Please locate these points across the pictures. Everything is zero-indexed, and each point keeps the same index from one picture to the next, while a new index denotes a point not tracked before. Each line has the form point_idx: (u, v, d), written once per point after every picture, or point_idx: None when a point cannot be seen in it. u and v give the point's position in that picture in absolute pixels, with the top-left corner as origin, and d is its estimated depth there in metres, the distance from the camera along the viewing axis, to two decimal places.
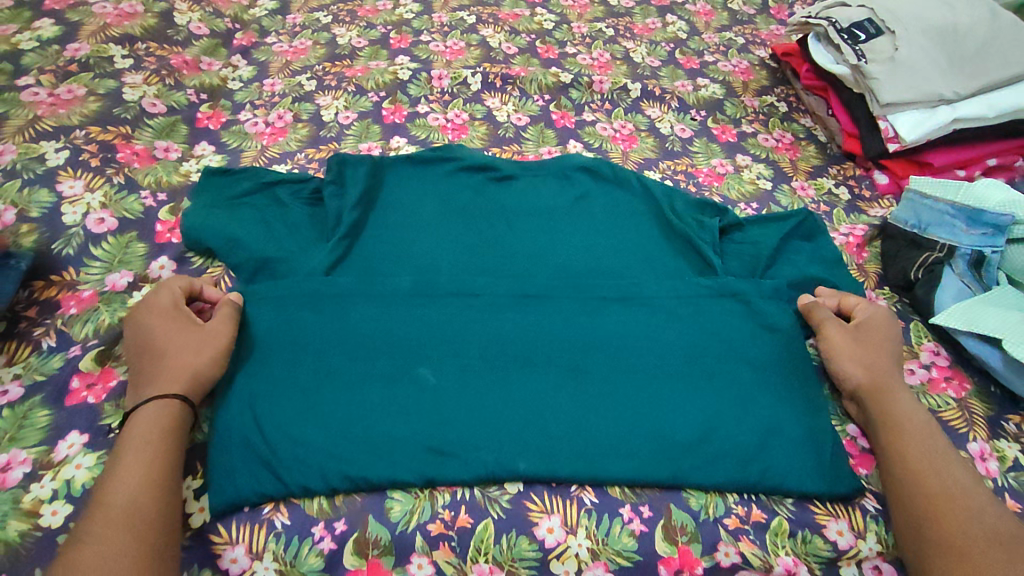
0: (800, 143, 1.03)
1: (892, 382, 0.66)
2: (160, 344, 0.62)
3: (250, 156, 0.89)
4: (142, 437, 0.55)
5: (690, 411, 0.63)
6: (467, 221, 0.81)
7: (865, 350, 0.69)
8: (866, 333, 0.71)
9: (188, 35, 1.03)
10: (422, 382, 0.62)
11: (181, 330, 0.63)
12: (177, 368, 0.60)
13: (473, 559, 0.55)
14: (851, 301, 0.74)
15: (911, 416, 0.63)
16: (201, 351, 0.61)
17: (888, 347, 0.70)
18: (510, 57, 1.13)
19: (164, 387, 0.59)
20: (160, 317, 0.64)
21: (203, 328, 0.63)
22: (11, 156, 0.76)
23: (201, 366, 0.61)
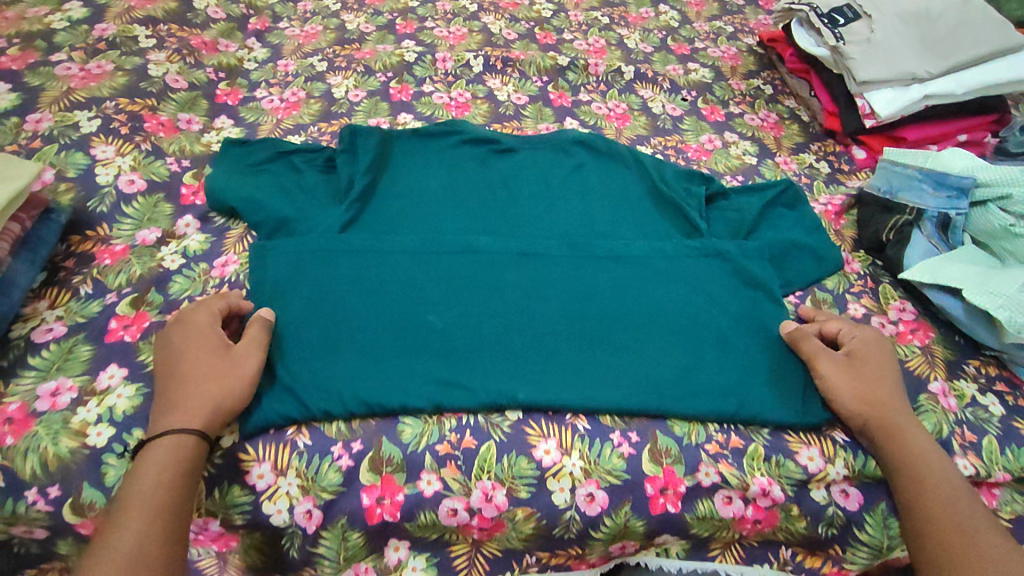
0: (784, 123, 1.09)
1: (899, 414, 0.63)
2: (186, 366, 0.59)
3: (267, 129, 0.95)
4: (152, 475, 0.52)
5: (676, 357, 0.68)
6: (470, 188, 0.85)
7: (865, 381, 0.66)
8: (863, 361, 0.67)
9: (207, 19, 1.10)
10: (430, 326, 0.67)
11: (210, 355, 0.60)
12: (201, 397, 0.57)
13: (477, 476, 0.61)
14: (833, 326, 0.72)
15: (929, 452, 0.61)
16: (229, 381, 0.59)
17: (886, 372, 0.67)
18: (510, 42, 1.19)
19: (183, 419, 0.56)
20: (191, 338, 0.61)
21: (232, 356, 0.61)
22: (48, 123, 0.83)
23: (226, 397, 0.59)
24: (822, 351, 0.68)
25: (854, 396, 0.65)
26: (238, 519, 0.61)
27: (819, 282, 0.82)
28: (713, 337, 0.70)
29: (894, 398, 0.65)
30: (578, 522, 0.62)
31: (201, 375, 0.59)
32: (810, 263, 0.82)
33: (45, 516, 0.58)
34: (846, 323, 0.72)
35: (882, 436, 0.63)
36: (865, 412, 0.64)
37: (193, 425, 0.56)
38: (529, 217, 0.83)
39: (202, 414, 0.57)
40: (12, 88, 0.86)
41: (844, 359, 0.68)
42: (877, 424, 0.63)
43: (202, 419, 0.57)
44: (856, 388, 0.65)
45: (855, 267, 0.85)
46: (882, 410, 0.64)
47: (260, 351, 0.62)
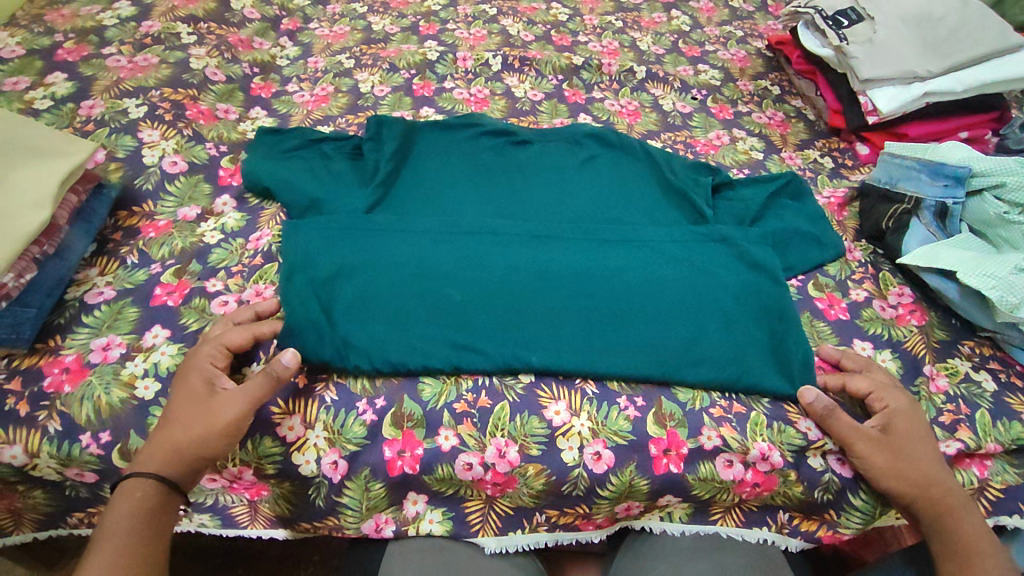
0: (790, 121, 1.14)
1: (939, 488, 0.64)
2: (171, 406, 0.62)
3: (298, 119, 1.01)
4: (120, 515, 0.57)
5: (682, 333, 0.72)
6: (488, 176, 0.89)
7: (908, 461, 0.65)
8: (901, 435, 0.66)
9: (243, 19, 1.17)
10: (449, 297, 0.71)
11: (196, 396, 0.62)
12: (167, 442, 0.60)
13: (492, 432, 0.67)
14: (861, 385, 0.70)
15: (967, 526, 0.64)
16: (201, 429, 0.60)
17: (923, 444, 0.67)
18: (528, 44, 1.25)
19: (148, 461, 0.59)
20: (187, 374, 0.64)
21: (209, 402, 0.61)
22: (100, 109, 0.90)
23: (194, 444, 0.60)
24: (858, 428, 0.66)
25: (901, 475, 0.65)
26: (270, 468, 0.66)
27: (821, 267, 0.86)
28: (717, 315, 0.74)
29: (939, 475, 0.65)
30: (586, 479, 0.67)
31: (179, 416, 0.61)
32: (812, 250, 0.85)
33: (96, 459, 0.64)
34: (880, 386, 0.70)
35: (929, 514, 0.64)
36: (915, 492, 0.64)
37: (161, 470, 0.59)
38: (544, 203, 0.87)
39: (170, 458, 0.59)
40: (68, 77, 0.94)
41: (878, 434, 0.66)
42: (926, 506, 0.64)
43: (168, 463, 0.59)
44: (901, 469, 0.65)
45: (856, 255, 0.88)
46: (930, 489, 0.64)
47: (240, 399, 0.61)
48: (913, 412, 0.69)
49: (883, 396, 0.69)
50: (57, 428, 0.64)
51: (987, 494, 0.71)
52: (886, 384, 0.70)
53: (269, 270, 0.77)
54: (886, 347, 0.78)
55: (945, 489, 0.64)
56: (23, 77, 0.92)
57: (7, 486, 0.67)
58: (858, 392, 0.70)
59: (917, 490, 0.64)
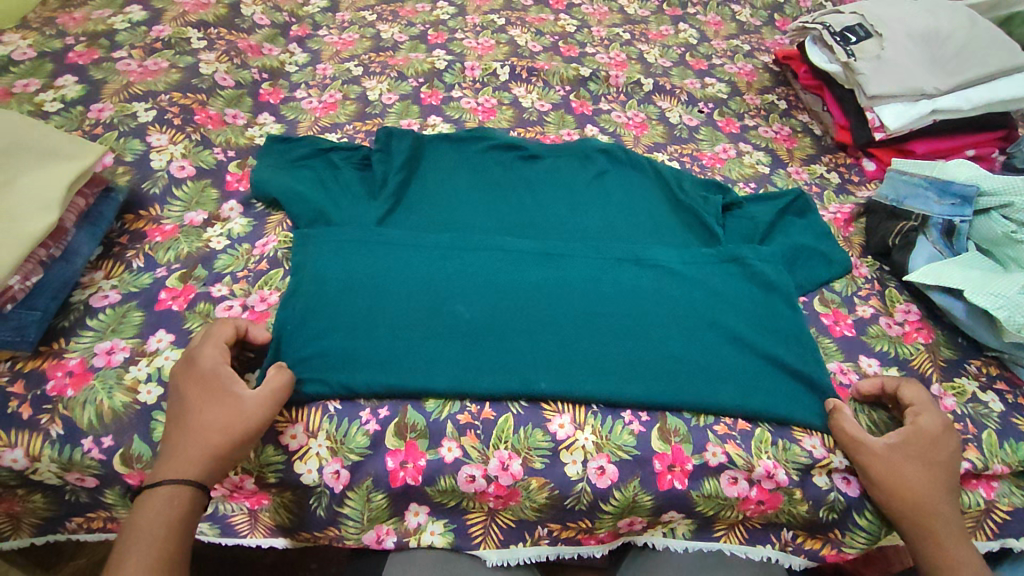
0: (797, 135, 1.15)
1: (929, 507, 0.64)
2: (193, 413, 0.61)
3: (306, 126, 1.02)
4: (154, 522, 0.55)
5: (698, 355, 0.72)
6: (499, 196, 0.93)
7: (928, 476, 0.65)
8: (933, 453, 0.66)
9: (253, 24, 1.17)
10: (457, 315, 0.72)
11: (214, 397, 0.61)
12: (201, 449, 0.59)
13: (496, 444, 0.66)
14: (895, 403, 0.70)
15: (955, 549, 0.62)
16: (233, 434, 0.60)
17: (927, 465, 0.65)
18: (536, 54, 1.25)
19: (182, 469, 0.58)
20: (205, 381, 0.62)
21: (236, 407, 0.61)
22: (109, 113, 0.90)
23: (219, 445, 0.60)
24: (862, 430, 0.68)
25: (913, 483, 0.64)
26: (271, 477, 0.66)
27: (828, 284, 0.87)
28: (729, 334, 0.74)
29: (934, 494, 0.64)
30: (589, 494, 0.66)
31: (209, 425, 0.60)
32: (820, 267, 0.88)
33: (98, 464, 0.64)
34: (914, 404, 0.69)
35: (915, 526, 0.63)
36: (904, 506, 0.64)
37: (184, 477, 0.58)
38: (554, 222, 0.90)
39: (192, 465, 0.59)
40: (78, 80, 0.94)
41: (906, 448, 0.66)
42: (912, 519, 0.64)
43: (201, 471, 0.59)
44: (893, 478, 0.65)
45: (863, 272, 0.89)
46: (938, 509, 0.63)
47: (267, 400, 0.62)
48: (939, 434, 0.67)
49: (930, 419, 0.68)
50: (59, 432, 0.64)
51: (994, 515, 0.70)
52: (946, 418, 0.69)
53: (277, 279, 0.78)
54: (892, 364, 0.78)
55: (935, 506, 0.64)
56: (33, 80, 0.92)
57: (6, 489, 0.67)
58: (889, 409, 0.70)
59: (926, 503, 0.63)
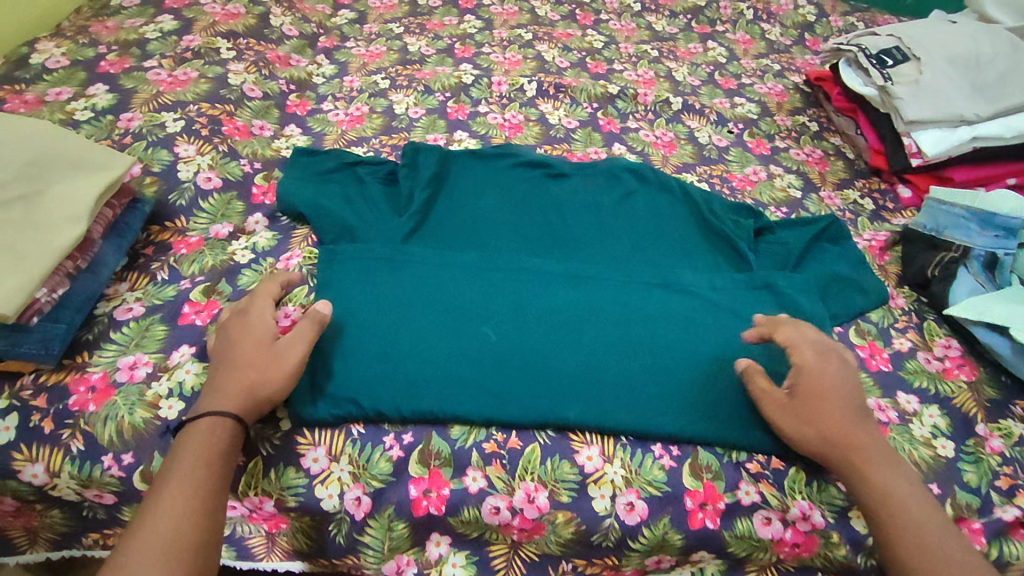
0: (829, 159, 1.12)
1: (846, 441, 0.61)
2: (236, 352, 0.63)
3: (332, 139, 1.01)
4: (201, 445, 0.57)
5: (685, 373, 0.70)
6: (526, 214, 0.92)
7: (826, 416, 0.62)
8: (820, 387, 0.63)
9: (281, 35, 1.17)
10: (484, 337, 0.71)
11: (259, 342, 0.64)
12: (241, 385, 0.61)
13: (521, 475, 0.65)
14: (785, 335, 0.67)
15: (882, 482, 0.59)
16: (269, 373, 0.62)
17: (828, 404, 0.63)
18: (563, 70, 1.24)
19: (222, 403, 0.60)
20: (249, 326, 0.65)
21: (275, 348, 0.63)
22: (139, 122, 0.90)
23: (263, 384, 0.61)
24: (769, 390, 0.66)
25: (811, 435, 0.62)
26: (291, 501, 0.64)
27: (863, 314, 0.85)
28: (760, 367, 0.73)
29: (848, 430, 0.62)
30: (617, 530, 0.64)
31: (249, 363, 0.62)
32: (855, 297, 0.86)
33: (117, 481, 0.63)
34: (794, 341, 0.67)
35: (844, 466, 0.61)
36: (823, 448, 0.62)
37: (227, 410, 0.59)
38: (581, 243, 0.89)
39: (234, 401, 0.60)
40: (109, 88, 0.94)
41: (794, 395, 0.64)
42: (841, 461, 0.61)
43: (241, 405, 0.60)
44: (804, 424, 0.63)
45: (899, 302, 0.87)
46: (854, 446, 0.61)
47: (303, 343, 0.64)
48: (827, 369, 0.64)
49: (802, 352, 0.66)
50: (79, 448, 0.63)
51: None
52: (830, 345, 0.67)
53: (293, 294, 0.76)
54: (934, 403, 0.75)
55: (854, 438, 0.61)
56: (65, 88, 0.92)
57: (25, 504, 0.66)
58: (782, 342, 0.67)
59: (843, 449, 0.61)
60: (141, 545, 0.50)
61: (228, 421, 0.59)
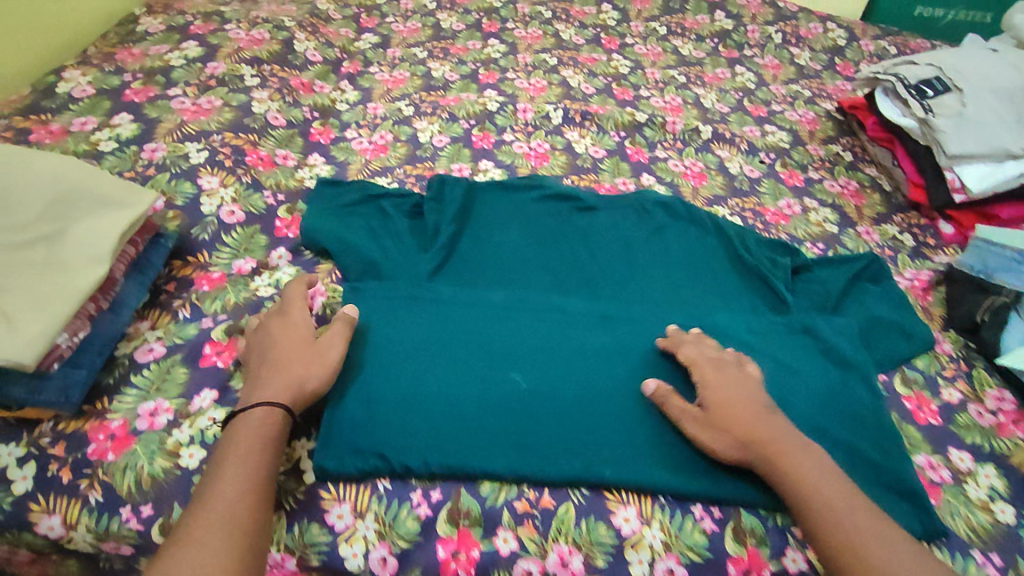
0: (865, 191, 1.09)
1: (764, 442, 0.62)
2: (280, 349, 0.66)
3: (356, 168, 0.99)
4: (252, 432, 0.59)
5: None
6: (554, 249, 0.89)
7: (733, 422, 0.64)
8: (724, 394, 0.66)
9: (305, 61, 1.16)
10: (513, 385, 0.70)
11: (300, 340, 0.67)
12: (288, 378, 0.63)
13: (554, 537, 0.62)
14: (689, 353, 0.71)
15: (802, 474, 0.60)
16: (314, 368, 0.65)
17: (738, 410, 0.64)
18: (589, 96, 1.22)
19: (270, 395, 0.62)
20: (288, 325, 0.68)
21: (317, 345, 0.67)
22: (162, 153, 0.89)
23: (309, 378, 0.64)
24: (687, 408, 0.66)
25: (728, 443, 0.63)
26: (314, 560, 0.61)
27: (909, 360, 0.81)
28: (798, 418, 0.72)
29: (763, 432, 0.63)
30: None
31: (294, 358, 0.65)
32: (900, 342, 0.82)
33: (134, 535, 0.60)
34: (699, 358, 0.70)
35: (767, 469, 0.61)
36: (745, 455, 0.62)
37: (277, 400, 0.61)
38: (613, 280, 0.86)
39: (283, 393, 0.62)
40: (133, 118, 0.93)
41: (701, 408, 0.66)
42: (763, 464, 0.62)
43: (289, 397, 0.62)
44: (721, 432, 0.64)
45: (946, 348, 0.83)
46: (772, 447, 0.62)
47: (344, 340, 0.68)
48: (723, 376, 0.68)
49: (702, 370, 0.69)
50: (98, 498, 0.60)
51: None
52: (721, 357, 0.70)
53: None
54: (990, 461, 0.72)
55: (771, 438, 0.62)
56: (90, 118, 0.92)
57: (41, 555, 0.64)
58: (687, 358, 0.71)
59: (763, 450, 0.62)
60: (207, 524, 0.52)
61: (278, 411, 0.61)
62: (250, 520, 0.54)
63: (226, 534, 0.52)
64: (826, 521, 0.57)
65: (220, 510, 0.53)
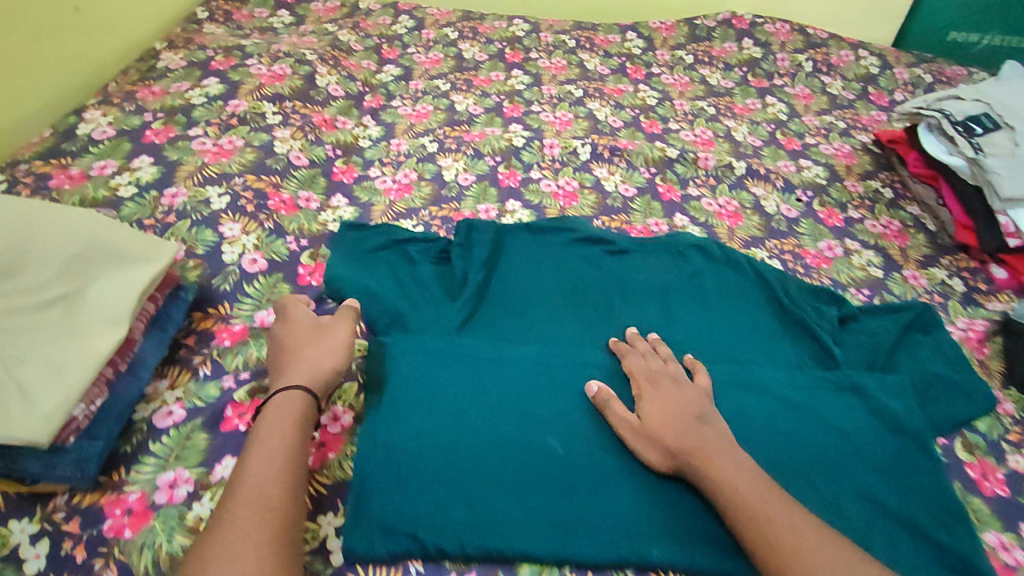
0: (909, 231, 1.04)
1: (692, 442, 0.64)
2: (290, 342, 0.69)
3: (380, 210, 0.96)
4: (289, 413, 0.61)
5: None
6: (585, 295, 0.86)
7: (663, 429, 0.65)
8: (658, 404, 0.68)
9: (327, 95, 1.13)
10: (550, 451, 0.66)
11: (309, 330, 0.71)
12: (304, 362, 0.67)
13: None
14: (633, 363, 0.74)
15: (726, 475, 0.61)
16: (327, 349, 0.69)
17: (673, 413, 0.67)
18: (616, 130, 1.18)
19: (291, 379, 0.65)
20: (293, 322, 0.72)
21: (324, 331, 0.71)
22: (183, 198, 0.86)
23: (325, 358, 0.68)
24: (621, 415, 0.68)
25: (660, 449, 0.65)
26: None
27: (970, 423, 0.78)
28: (852, 487, 0.68)
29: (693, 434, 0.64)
30: None
31: (307, 345, 0.69)
32: (959, 403, 0.78)
33: None
34: (646, 369, 0.73)
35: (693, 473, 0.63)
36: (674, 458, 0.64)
37: (297, 383, 0.64)
38: (650, 331, 0.82)
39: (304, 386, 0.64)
40: (153, 161, 0.91)
41: (639, 419, 0.68)
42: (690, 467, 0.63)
43: (310, 378, 0.65)
44: (653, 436, 0.65)
45: (1008, 408, 0.80)
46: (699, 448, 0.63)
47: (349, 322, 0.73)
48: (666, 384, 0.70)
49: (638, 382, 0.72)
50: None
51: None
52: (662, 370, 0.72)
53: (341, 390, 0.73)
54: None
55: (699, 439, 0.64)
56: (110, 161, 0.90)
57: None
58: (630, 368, 0.74)
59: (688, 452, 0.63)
60: (242, 503, 0.52)
61: (300, 392, 0.63)
62: (283, 494, 0.54)
63: (261, 512, 0.52)
64: (751, 525, 0.57)
65: (253, 491, 0.53)
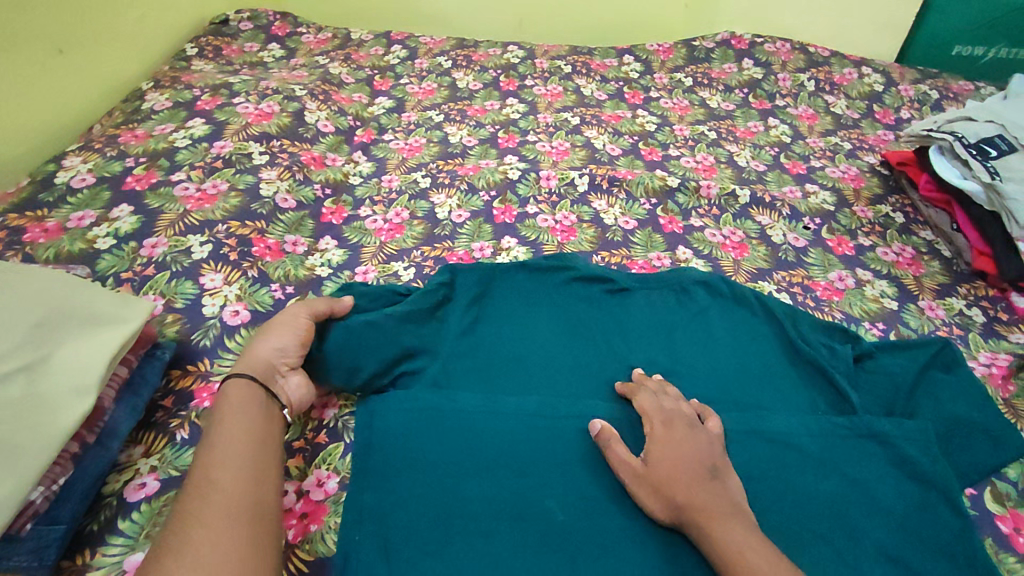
0: (923, 258, 1.00)
1: (695, 493, 0.59)
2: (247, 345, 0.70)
3: (370, 252, 0.92)
4: (231, 403, 0.61)
5: None
6: (588, 341, 0.81)
7: (668, 480, 0.61)
8: (668, 448, 0.63)
9: (316, 132, 1.11)
10: (549, 515, 0.62)
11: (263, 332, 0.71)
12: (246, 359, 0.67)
13: None
14: (644, 402, 0.70)
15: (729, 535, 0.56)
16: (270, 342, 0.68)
17: (678, 456, 0.62)
18: (615, 158, 1.15)
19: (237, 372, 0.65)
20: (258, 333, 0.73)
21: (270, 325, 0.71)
22: (163, 249, 0.83)
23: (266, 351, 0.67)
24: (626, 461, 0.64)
25: (662, 502, 0.60)
26: None
27: (999, 471, 0.73)
28: (871, 546, 0.62)
29: (695, 483, 0.60)
30: None
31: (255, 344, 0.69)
32: (986, 449, 0.73)
33: None
34: (657, 408, 0.68)
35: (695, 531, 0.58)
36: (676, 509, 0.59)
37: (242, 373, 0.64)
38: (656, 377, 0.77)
39: (262, 357, 0.66)
40: (133, 210, 0.88)
41: (644, 463, 0.63)
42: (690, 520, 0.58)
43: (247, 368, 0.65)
44: (658, 482, 0.61)
45: None
46: (704, 502, 0.58)
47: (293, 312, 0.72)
48: (685, 426, 0.66)
49: (652, 422, 0.67)
50: None
51: None
52: (676, 410, 0.68)
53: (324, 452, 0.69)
54: None
55: (706, 494, 0.59)
56: (88, 211, 0.87)
57: None
58: (640, 406, 0.70)
59: (691, 505, 0.58)
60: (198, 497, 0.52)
61: (239, 381, 0.63)
62: (236, 484, 0.53)
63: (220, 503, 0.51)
64: None
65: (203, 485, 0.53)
